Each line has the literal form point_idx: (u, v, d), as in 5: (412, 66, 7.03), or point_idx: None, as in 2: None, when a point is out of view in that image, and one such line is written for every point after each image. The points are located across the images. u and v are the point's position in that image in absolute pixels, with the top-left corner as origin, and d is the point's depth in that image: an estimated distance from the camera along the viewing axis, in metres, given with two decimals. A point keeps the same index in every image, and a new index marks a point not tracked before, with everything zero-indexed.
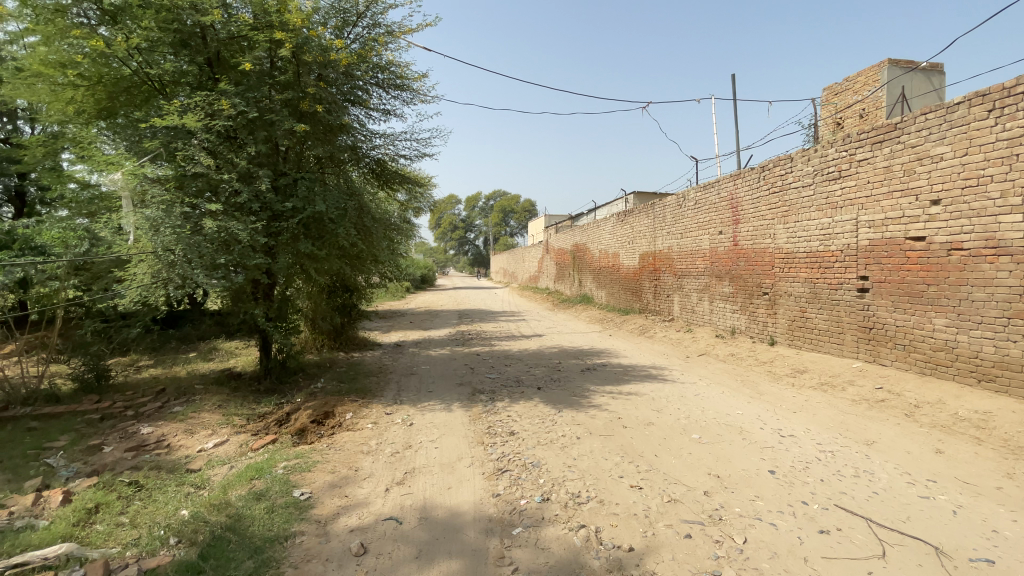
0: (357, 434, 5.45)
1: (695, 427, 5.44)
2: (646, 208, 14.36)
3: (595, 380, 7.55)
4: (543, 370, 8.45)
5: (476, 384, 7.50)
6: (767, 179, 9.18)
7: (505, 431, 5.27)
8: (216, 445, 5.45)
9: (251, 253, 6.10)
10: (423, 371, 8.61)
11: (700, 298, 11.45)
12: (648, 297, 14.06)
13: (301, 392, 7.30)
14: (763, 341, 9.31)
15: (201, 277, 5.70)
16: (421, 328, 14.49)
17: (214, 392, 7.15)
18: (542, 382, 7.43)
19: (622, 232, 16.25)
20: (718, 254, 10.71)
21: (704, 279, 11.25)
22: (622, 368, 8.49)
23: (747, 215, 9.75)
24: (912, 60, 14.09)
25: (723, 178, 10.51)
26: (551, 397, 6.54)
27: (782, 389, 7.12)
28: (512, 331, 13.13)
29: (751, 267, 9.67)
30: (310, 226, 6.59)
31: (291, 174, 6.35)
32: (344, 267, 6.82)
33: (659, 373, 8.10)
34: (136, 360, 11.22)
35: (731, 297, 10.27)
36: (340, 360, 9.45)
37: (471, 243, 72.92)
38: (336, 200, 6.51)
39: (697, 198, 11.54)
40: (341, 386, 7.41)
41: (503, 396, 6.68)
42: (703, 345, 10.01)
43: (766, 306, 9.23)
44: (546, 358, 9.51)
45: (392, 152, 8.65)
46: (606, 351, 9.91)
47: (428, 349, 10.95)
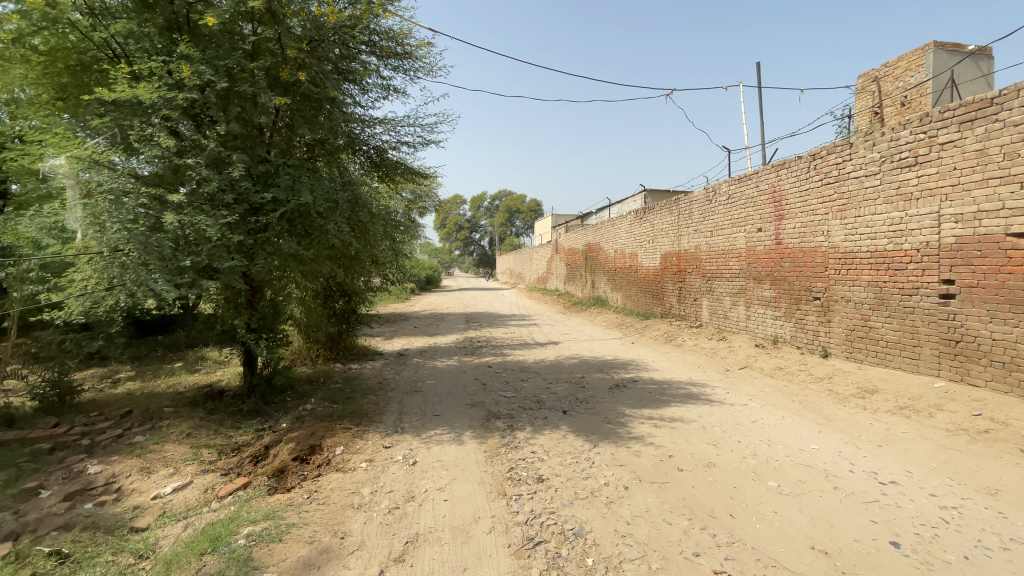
0: (347, 477, 4.40)
1: (767, 470, 4.39)
2: (669, 204, 13.27)
3: (628, 401, 6.47)
4: (565, 387, 7.38)
5: (490, 405, 6.43)
6: (819, 168, 8.09)
7: (532, 476, 4.20)
8: (176, 490, 4.44)
9: (223, 254, 5.10)
10: (429, 387, 7.55)
11: (735, 303, 10.35)
12: (672, 301, 12.96)
13: (287, 416, 6.27)
14: (814, 352, 8.22)
15: (160, 284, 4.70)
16: (426, 335, 13.43)
17: (186, 416, 6.15)
18: (568, 403, 6.37)
19: (640, 231, 15.13)
20: (757, 254, 9.63)
21: (740, 282, 10.16)
22: (656, 385, 7.41)
23: (793, 209, 8.66)
24: (960, 43, 12.95)
25: (763, 169, 9.40)
26: (581, 426, 5.47)
27: (852, 414, 6.02)
28: (524, 337, 12.06)
29: (798, 268, 8.57)
30: (296, 222, 5.58)
31: (273, 160, 5.34)
32: (336, 272, 5.79)
33: (701, 391, 7.03)
34: (115, 373, 10.26)
35: (772, 302, 9.18)
36: (335, 374, 8.43)
37: (476, 244, 71.91)
38: (326, 191, 5.48)
39: (730, 192, 10.45)
40: (333, 408, 6.37)
41: (524, 422, 5.61)
42: (742, 356, 8.92)
43: (818, 313, 8.13)
44: (567, 370, 8.43)
45: (394, 138, 7.63)
46: (633, 363, 8.83)
47: (434, 359, 9.89)
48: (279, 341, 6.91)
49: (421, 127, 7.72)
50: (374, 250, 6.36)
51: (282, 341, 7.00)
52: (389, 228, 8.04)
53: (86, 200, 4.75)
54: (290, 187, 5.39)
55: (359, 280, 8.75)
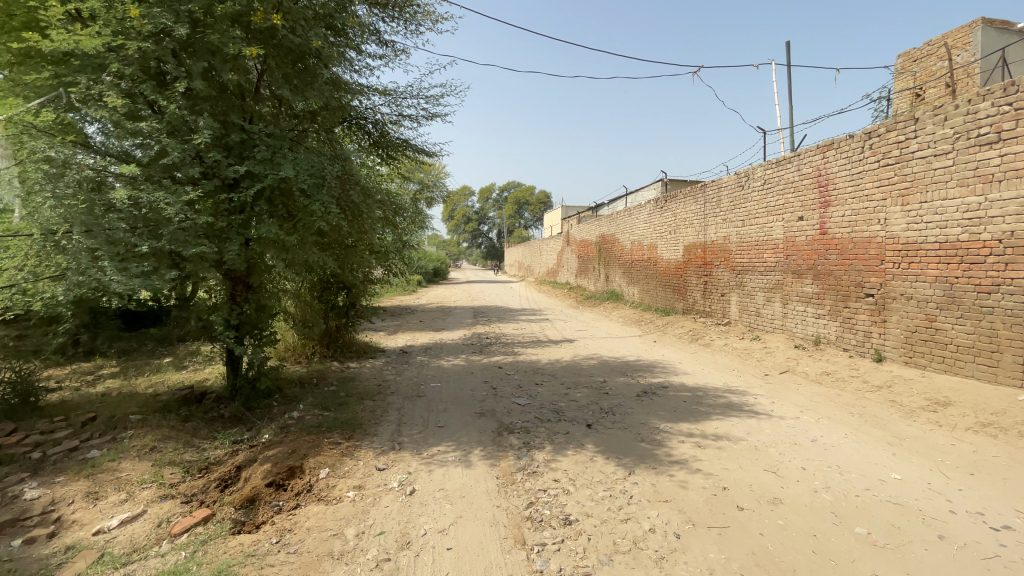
0: (330, 511, 3.58)
1: (851, 512, 3.52)
2: (693, 192, 12.31)
3: (662, 412, 5.60)
4: (586, 393, 6.53)
5: (502, 414, 5.61)
6: (876, 148, 7.15)
7: (558, 516, 3.37)
8: (123, 523, 3.65)
9: (187, 239, 4.32)
10: (433, 391, 6.73)
11: (770, 299, 9.45)
12: (697, 296, 12.05)
13: (271, 426, 5.47)
14: (865, 356, 7.31)
15: (110, 274, 3.97)
16: (431, 330, 12.64)
17: (156, 425, 5.38)
18: (592, 414, 5.53)
19: (660, 221, 14.19)
20: (797, 245, 8.70)
21: (776, 276, 9.24)
22: (690, 392, 6.53)
23: (843, 196, 7.72)
24: (1011, 20, 11.88)
25: (806, 149, 8.44)
26: (612, 444, 4.63)
27: (928, 432, 5.13)
28: (537, 334, 11.22)
29: (847, 261, 7.65)
30: (277, 203, 4.78)
31: (248, 127, 4.52)
32: (326, 263, 4.98)
33: (743, 401, 6.16)
34: (99, 369, 9.56)
35: (815, 299, 8.27)
36: (331, 373, 7.63)
37: (484, 236, 70.98)
38: (310, 165, 4.64)
39: (766, 177, 9.51)
40: (324, 416, 5.57)
41: (543, 438, 4.76)
42: (781, 359, 8.03)
43: (871, 312, 7.21)
44: (587, 373, 7.59)
45: (395, 111, 6.78)
46: (659, 366, 7.97)
47: (440, 357, 9.09)
48: (268, 340, 6.14)
49: (423, 99, 6.86)
50: (370, 238, 5.51)
51: (271, 340, 6.22)
52: (388, 212, 7.19)
53: (21, 171, 4.01)
54: (268, 160, 4.57)
55: (356, 271, 7.92)
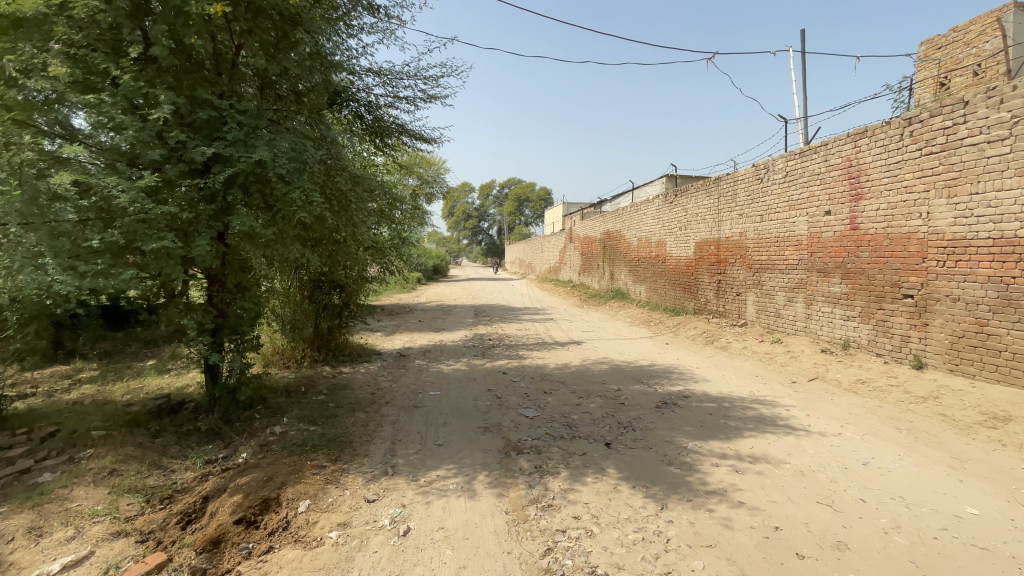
0: (308, 557, 2.99)
1: (934, 563, 2.93)
2: (707, 185, 11.68)
3: (689, 429, 4.99)
4: (600, 403, 5.92)
5: (509, 429, 5.01)
6: (917, 135, 6.57)
7: (583, 567, 2.78)
8: (63, 568, 3.03)
9: (148, 232, 3.74)
10: (432, 400, 6.13)
11: (792, 299, 8.86)
12: (709, 295, 11.43)
13: (249, 443, 4.87)
14: (902, 362, 6.72)
15: (52, 272, 3.39)
16: (430, 330, 12.03)
17: (120, 443, 4.77)
18: (610, 429, 4.93)
19: (670, 216, 13.57)
20: (823, 241, 8.10)
21: (799, 275, 8.65)
22: (715, 404, 5.93)
23: (878, 187, 7.12)
24: None
25: (835, 137, 7.84)
26: (637, 468, 4.03)
27: (991, 453, 4.53)
28: (542, 335, 10.61)
29: (882, 259, 7.05)
30: (255, 193, 4.17)
31: (219, 103, 3.93)
32: (314, 262, 4.38)
33: (775, 414, 5.56)
34: (76, 372, 8.95)
35: (844, 299, 7.69)
36: (320, 380, 7.02)
37: (484, 233, 70.31)
38: (292, 148, 4.05)
39: (787, 168, 8.92)
40: (309, 432, 4.97)
41: (557, 460, 4.16)
42: (808, 364, 7.43)
43: (910, 314, 6.62)
44: (598, 379, 6.99)
45: (391, 92, 6.18)
46: (677, 372, 7.37)
47: (439, 361, 8.48)
48: (250, 345, 5.54)
49: (421, 80, 6.26)
50: (362, 234, 4.90)
51: (254, 346, 5.62)
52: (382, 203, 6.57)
53: None
54: (243, 142, 3.98)
55: (346, 266, 7.33)
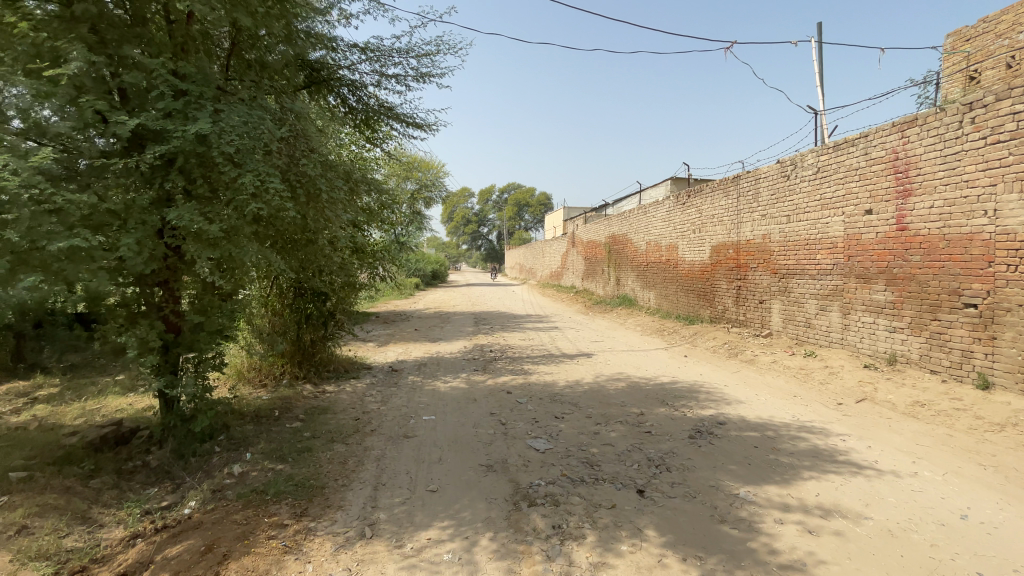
0: None
1: None
2: (724, 185, 10.87)
3: (736, 470, 4.11)
4: (623, 432, 5.05)
5: (517, 469, 4.13)
6: (981, 122, 5.75)
7: None
8: None
9: (58, 229, 2.93)
10: (425, 427, 5.26)
11: (825, 308, 8.02)
12: (728, 302, 10.58)
13: (201, 487, 3.99)
14: (965, 382, 5.85)
15: None
16: (426, 340, 11.14)
17: (43, 488, 3.88)
18: (640, 471, 4.06)
19: (682, 219, 12.73)
20: (864, 243, 7.29)
21: (834, 280, 7.82)
22: (757, 433, 5.06)
23: (931, 182, 6.31)
24: None
25: (880, 127, 7.02)
26: (685, 529, 3.15)
27: None
28: (548, 346, 9.74)
29: (936, 262, 6.23)
30: (198, 178, 3.34)
31: (149, 65, 3.12)
32: (277, 267, 3.55)
33: (831, 447, 4.69)
34: (33, 389, 8.05)
35: (889, 308, 6.86)
36: (299, 401, 6.15)
37: (484, 238, 69.50)
38: (245, 122, 3.21)
39: (820, 164, 8.12)
40: (275, 473, 4.09)
41: (580, 518, 3.29)
42: (852, 382, 6.58)
43: (973, 326, 5.77)
44: (616, 399, 6.11)
45: (378, 71, 5.36)
46: (705, 392, 6.50)
47: (435, 376, 7.61)
48: (213, 365, 4.73)
49: (413, 57, 5.44)
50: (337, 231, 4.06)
51: (218, 365, 4.80)
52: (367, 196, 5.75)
53: None
54: (182, 114, 3.17)
55: (329, 269, 6.55)
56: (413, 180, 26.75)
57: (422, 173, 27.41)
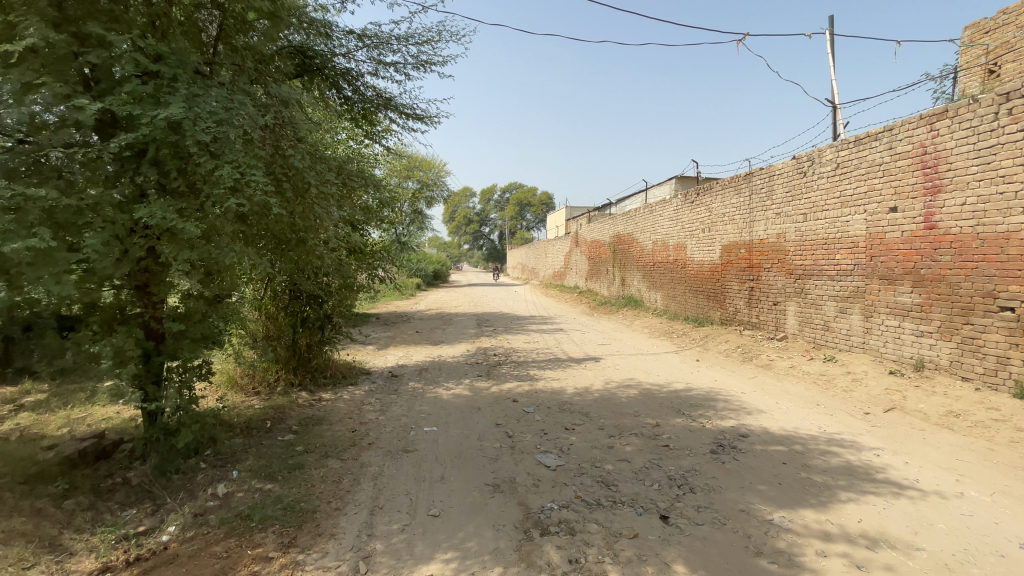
0: None
1: None
2: (736, 182, 10.51)
3: (767, 491, 3.75)
4: (639, 446, 4.70)
5: (527, 489, 3.78)
6: (1019, 113, 5.40)
7: None
8: None
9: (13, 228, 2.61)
10: (427, 440, 4.91)
11: (845, 311, 7.66)
12: (741, 304, 10.22)
13: (182, 510, 3.65)
14: (1001, 390, 5.49)
15: None
16: (427, 343, 10.79)
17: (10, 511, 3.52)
18: (662, 492, 3.71)
19: (691, 217, 12.37)
20: (888, 243, 6.93)
21: (855, 281, 7.46)
22: (783, 447, 4.70)
23: (963, 178, 5.96)
24: None
25: (906, 120, 6.67)
26: (720, 565, 2.80)
27: None
28: (554, 350, 9.39)
29: (968, 263, 5.87)
30: (173, 172, 3.01)
31: (116, 45, 2.78)
32: (261, 270, 3.20)
33: (865, 464, 4.33)
34: (18, 394, 7.71)
35: (916, 311, 6.49)
36: (292, 411, 5.81)
37: (485, 238, 69.16)
38: (224, 107, 2.88)
39: (839, 159, 7.77)
40: (263, 495, 3.75)
41: (599, 550, 2.94)
42: (878, 390, 6.22)
43: (1010, 331, 5.41)
44: (629, 408, 5.75)
45: (376, 59, 5.03)
46: (723, 400, 6.14)
47: (436, 382, 7.26)
48: (200, 374, 4.40)
49: (413, 44, 5.11)
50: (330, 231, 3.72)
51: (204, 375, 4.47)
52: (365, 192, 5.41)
53: None
54: (153, 100, 2.83)
55: (324, 269, 6.22)
56: (414, 180, 26.41)
57: (423, 172, 27.12)
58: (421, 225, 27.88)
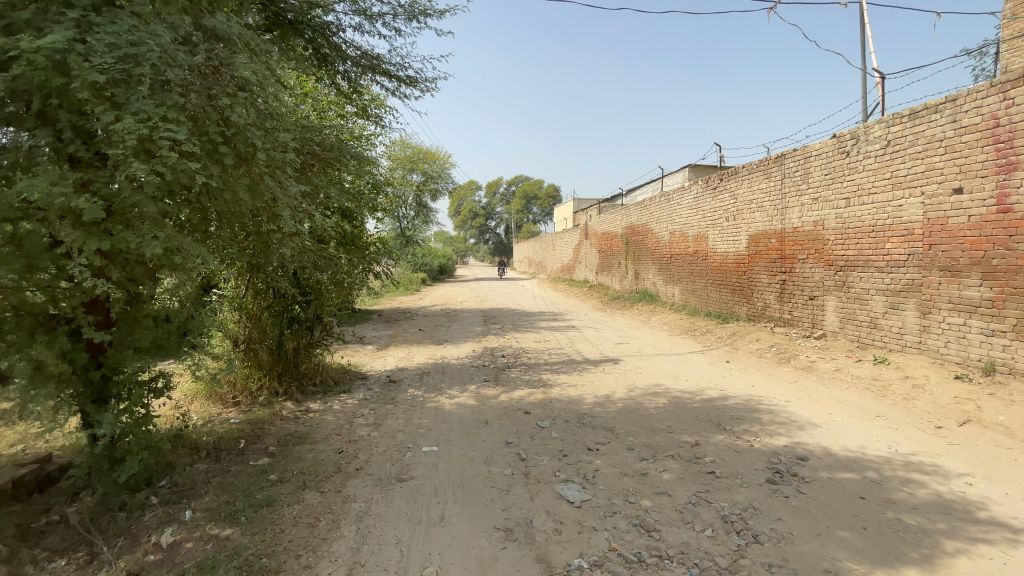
0: None
1: None
2: (764, 165, 9.65)
3: (852, 542, 2.95)
4: (678, 473, 3.91)
5: (546, 537, 3.01)
6: None
7: None
8: None
9: None
10: (425, 463, 4.16)
11: (896, 306, 6.81)
12: (771, 299, 9.37)
13: (116, 566, 2.91)
14: None
15: None
16: (431, 343, 10.04)
17: None
18: (717, 543, 2.93)
19: (712, 206, 11.51)
20: (950, 229, 6.07)
21: (909, 273, 6.60)
22: (854, 475, 3.88)
23: None
24: None
25: (976, 86, 5.78)
26: None
27: None
28: (567, 350, 8.62)
29: None
30: (70, 132, 2.31)
31: None
32: (197, 262, 2.49)
33: (959, 499, 3.53)
34: None
35: (985, 307, 5.64)
36: (271, 426, 5.05)
37: (492, 231, 68.29)
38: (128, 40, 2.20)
39: (891, 135, 6.89)
40: (218, 545, 3.01)
41: None
42: (946, 399, 5.39)
43: None
44: (660, 421, 4.95)
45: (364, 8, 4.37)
46: (767, 412, 5.32)
47: (439, 388, 6.51)
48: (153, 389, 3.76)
49: None
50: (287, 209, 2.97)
51: (158, 390, 3.85)
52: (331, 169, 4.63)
53: None
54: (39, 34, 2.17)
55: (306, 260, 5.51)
56: (418, 171, 25.71)
57: (428, 164, 26.47)
58: (426, 218, 27.14)
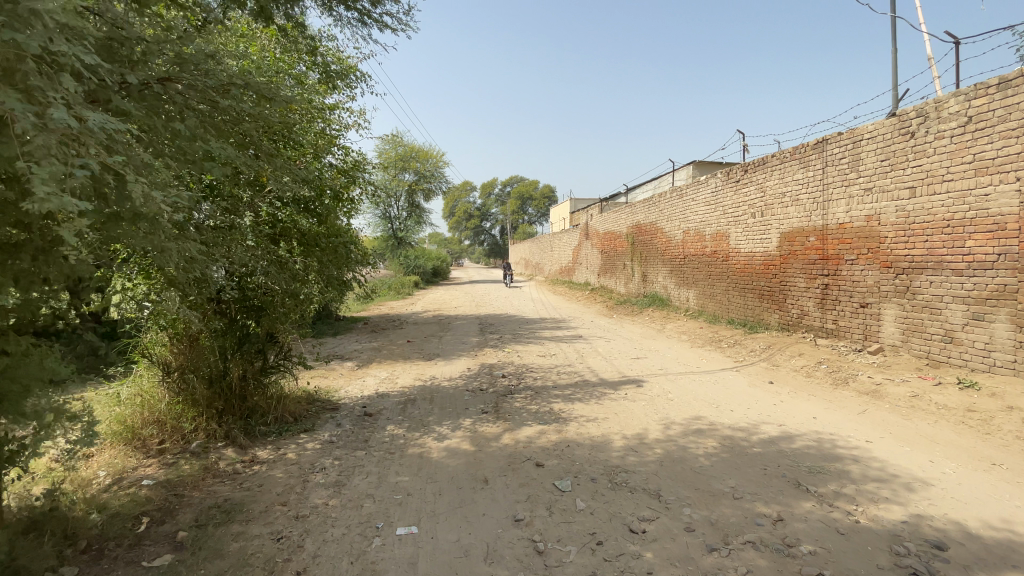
0: None
1: None
2: (800, 152, 8.45)
3: None
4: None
5: None
6: None
7: None
8: None
9: None
10: (397, 558, 2.88)
11: (981, 317, 5.60)
12: (810, 305, 8.17)
13: None
14: None
15: None
16: (420, 358, 8.76)
17: None
18: None
19: (736, 201, 10.29)
20: None
21: (1001, 278, 5.39)
22: None
23: None
24: None
25: None
26: None
27: None
28: (577, 368, 7.37)
29: None
30: None
31: None
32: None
33: None
34: None
35: None
36: (195, 492, 3.74)
37: (487, 233, 67.09)
38: None
39: (972, 110, 5.72)
40: None
41: None
42: None
43: None
44: (719, 480, 3.69)
45: None
46: (855, 464, 4.06)
47: (425, 422, 5.23)
48: None
49: None
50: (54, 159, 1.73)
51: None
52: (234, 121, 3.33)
53: None
54: None
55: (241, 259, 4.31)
56: (411, 171, 24.54)
57: (420, 164, 25.18)
58: (419, 219, 25.96)
